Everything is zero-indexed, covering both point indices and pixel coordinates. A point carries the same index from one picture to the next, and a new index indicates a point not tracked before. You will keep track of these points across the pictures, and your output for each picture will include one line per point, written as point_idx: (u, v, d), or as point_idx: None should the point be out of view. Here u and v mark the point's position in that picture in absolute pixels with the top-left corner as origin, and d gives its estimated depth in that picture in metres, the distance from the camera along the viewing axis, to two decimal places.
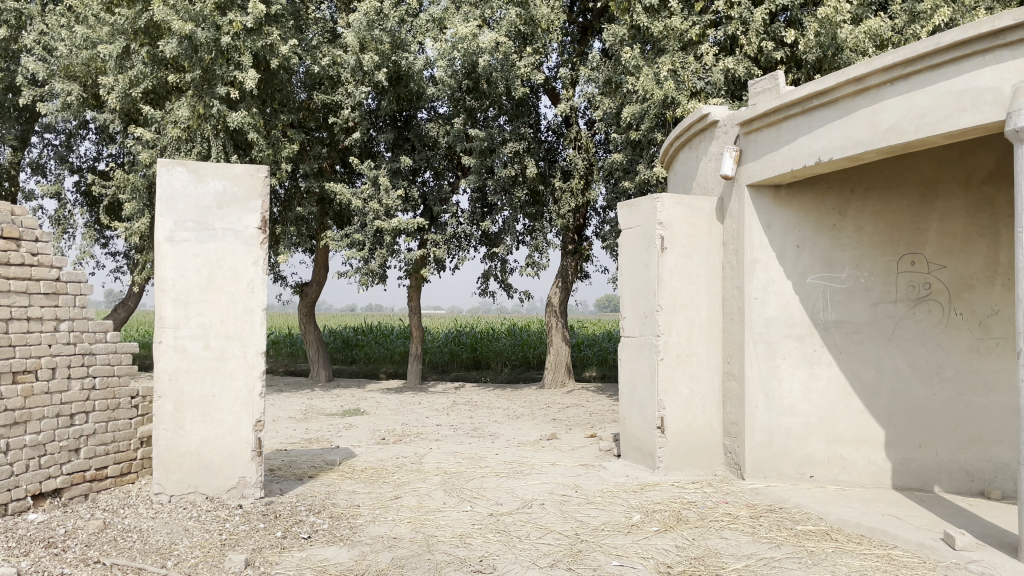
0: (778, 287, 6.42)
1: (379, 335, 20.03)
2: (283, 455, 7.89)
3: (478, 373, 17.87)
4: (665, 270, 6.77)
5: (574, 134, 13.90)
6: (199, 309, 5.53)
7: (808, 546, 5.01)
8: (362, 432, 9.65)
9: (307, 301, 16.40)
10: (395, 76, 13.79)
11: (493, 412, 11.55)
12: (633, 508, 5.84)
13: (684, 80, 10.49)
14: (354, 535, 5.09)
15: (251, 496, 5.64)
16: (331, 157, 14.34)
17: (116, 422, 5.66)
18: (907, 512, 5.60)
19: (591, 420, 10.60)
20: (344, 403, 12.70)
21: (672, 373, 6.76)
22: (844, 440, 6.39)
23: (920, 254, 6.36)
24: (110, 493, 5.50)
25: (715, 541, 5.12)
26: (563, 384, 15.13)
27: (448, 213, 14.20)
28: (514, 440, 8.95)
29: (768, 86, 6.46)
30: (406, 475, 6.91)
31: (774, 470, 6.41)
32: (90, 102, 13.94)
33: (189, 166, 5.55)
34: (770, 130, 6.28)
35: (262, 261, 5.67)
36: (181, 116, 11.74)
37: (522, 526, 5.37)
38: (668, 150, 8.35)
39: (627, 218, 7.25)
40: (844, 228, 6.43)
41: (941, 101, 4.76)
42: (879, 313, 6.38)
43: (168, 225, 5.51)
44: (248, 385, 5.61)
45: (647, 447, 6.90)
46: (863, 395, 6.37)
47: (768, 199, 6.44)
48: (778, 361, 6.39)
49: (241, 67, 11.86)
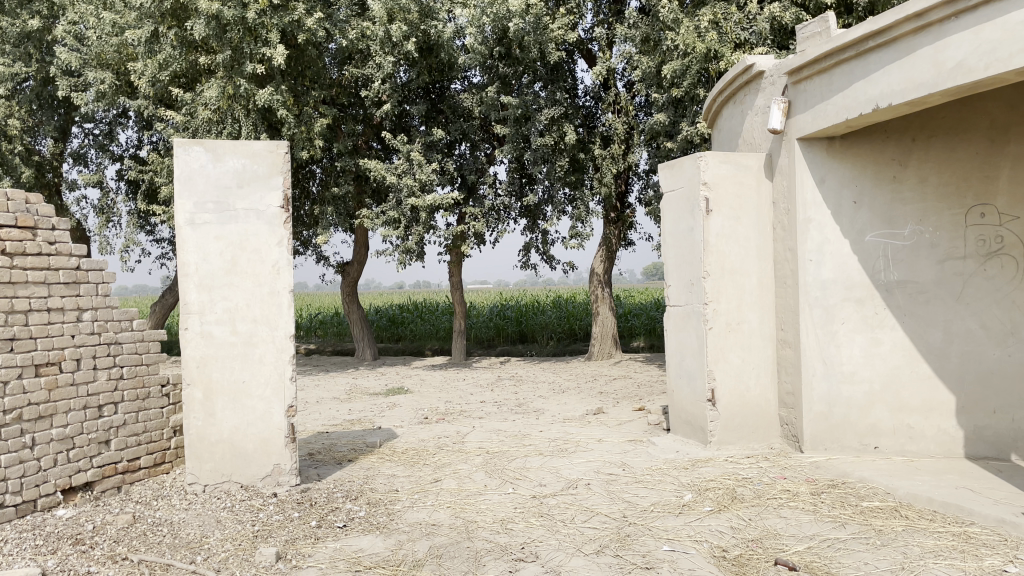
0: (834, 247, 6.00)
1: (424, 312, 19.91)
2: (324, 437, 7.74)
3: (524, 347, 17.62)
4: (711, 234, 6.38)
5: (613, 97, 13.40)
6: (223, 293, 5.34)
7: (875, 524, 4.65)
8: (404, 411, 9.49)
9: (349, 281, 16.31)
10: (426, 46, 13.40)
11: (537, 387, 11.29)
12: (685, 486, 5.53)
13: (727, 31, 9.93)
14: (391, 522, 4.88)
15: (286, 484, 5.48)
16: (365, 134, 14.18)
17: (147, 411, 5.58)
18: (983, 484, 5.18)
19: (640, 392, 10.28)
20: (388, 382, 12.57)
21: (723, 342, 6.40)
22: (911, 408, 5.96)
23: (991, 205, 5.85)
24: (144, 484, 5.43)
25: (774, 521, 4.79)
26: (611, 355, 14.79)
27: (485, 184, 13.96)
28: (559, 416, 8.69)
29: (817, 30, 5.97)
30: (447, 456, 6.68)
31: (836, 442, 6.03)
32: (125, 90, 13.90)
33: (206, 145, 5.32)
34: (821, 77, 5.83)
35: (286, 240, 5.45)
36: (211, 97, 11.62)
37: (567, 509, 5.09)
38: (710, 107, 7.89)
39: (668, 180, 6.86)
40: (905, 179, 5.96)
41: (1012, 33, 4.28)
42: (946, 271, 5.91)
43: (188, 207, 5.30)
44: (279, 369, 5.42)
45: (698, 421, 6.55)
46: (931, 359, 5.93)
47: (821, 153, 6.00)
48: (837, 326, 5.98)
49: (269, 44, 11.66)
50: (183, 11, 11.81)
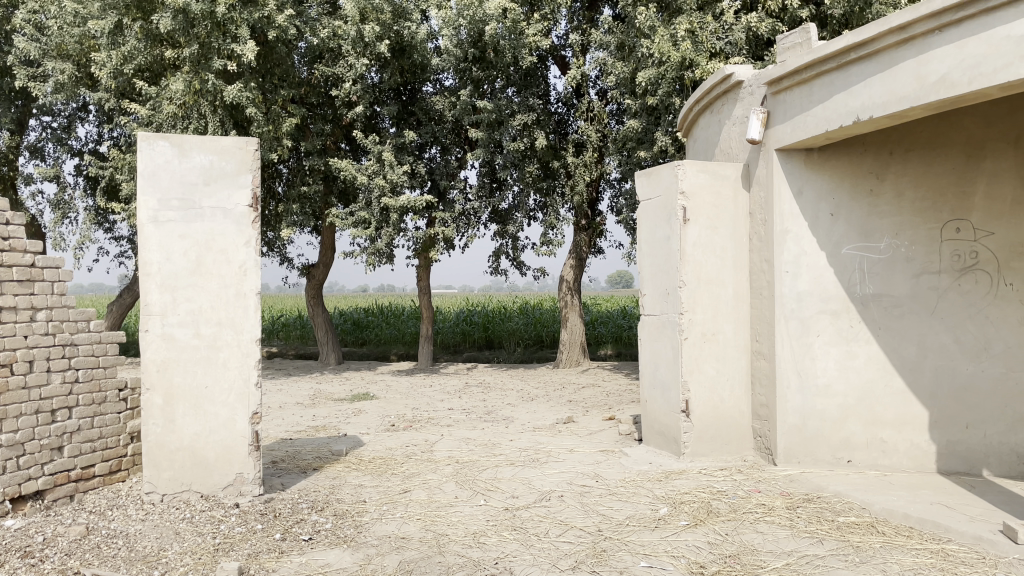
0: (811, 259, 5.96)
1: (390, 316, 19.67)
2: (287, 444, 7.52)
3: (490, 353, 17.47)
4: (687, 243, 6.31)
5: (586, 104, 13.33)
6: (187, 294, 5.13)
7: (853, 540, 4.59)
8: (370, 418, 9.29)
9: (314, 283, 16.02)
10: (398, 47, 13.22)
11: (506, 394, 11.15)
12: (659, 499, 5.43)
13: (702, 40, 9.87)
14: (359, 535, 4.71)
15: (249, 494, 5.27)
16: (334, 134, 13.93)
17: (103, 417, 5.33)
18: (958, 500, 5.16)
19: (609, 401, 10.19)
20: (353, 387, 12.32)
21: (697, 353, 6.33)
22: (884, 423, 5.95)
23: (966, 221, 5.86)
24: (99, 493, 5.18)
25: (751, 536, 4.70)
26: (578, 363, 14.71)
27: (456, 189, 13.81)
28: (529, 424, 8.56)
29: (799, 40, 5.93)
30: (416, 465, 6.52)
31: (809, 455, 5.99)
32: (86, 83, 13.50)
33: (171, 139, 5.11)
34: (802, 88, 5.79)
35: (254, 240, 5.26)
36: (176, 91, 11.31)
37: (541, 522, 4.96)
38: (687, 115, 7.84)
39: (645, 188, 6.78)
40: (882, 193, 5.95)
41: (998, 47, 4.26)
42: (921, 285, 5.91)
43: (152, 204, 5.09)
44: (243, 375, 5.22)
45: (672, 432, 6.48)
46: (905, 373, 5.92)
47: (799, 164, 5.96)
48: (812, 339, 5.94)
49: (238, 40, 11.40)
50: (149, 4, 11.50)
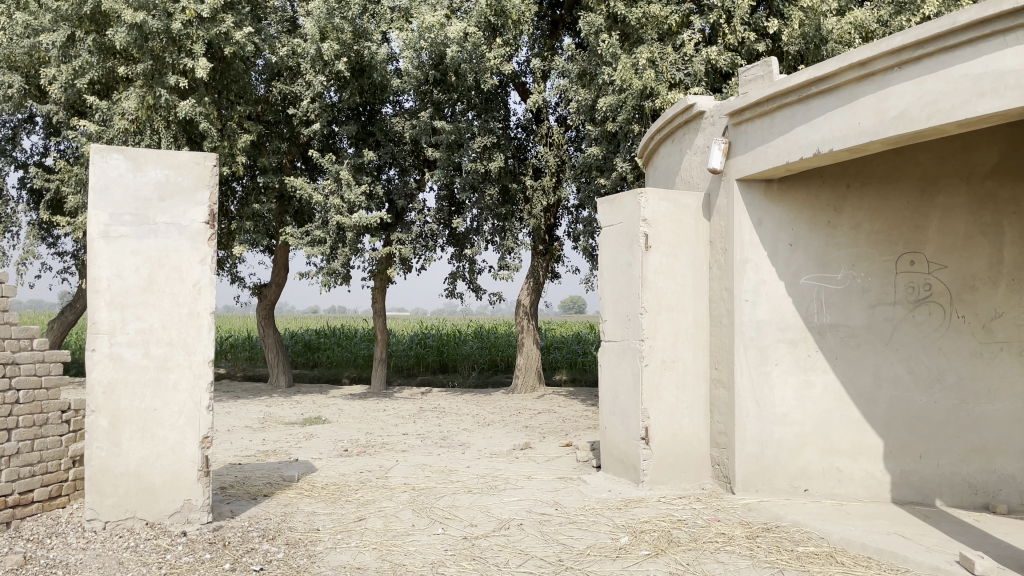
0: (769, 288, 6.01)
1: (342, 338, 19.40)
2: (237, 469, 7.29)
3: (444, 377, 17.30)
4: (648, 270, 6.33)
5: (545, 129, 13.41)
6: (137, 312, 4.95)
7: (814, 571, 4.59)
8: (322, 443, 9.08)
9: (265, 303, 15.71)
10: (358, 67, 13.13)
11: (461, 419, 11.03)
12: (619, 528, 5.38)
13: (663, 71, 10.03)
14: (313, 565, 4.55)
15: (197, 522, 5.07)
16: (290, 153, 13.76)
17: (44, 439, 5.09)
18: (913, 530, 5.20)
19: (565, 427, 10.13)
20: (304, 411, 12.06)
21: (657, 379, 6.32)
22: (839, 451, 6.00)
23: (920, 254, 6.00)
24: (37, 520, 4.92)
25: (712, 566, 4.67)
26: (534, 389, 14.64)
27: (414, 210, 13.74)
28: (485, 450, 8.46)
29: (759, 73, 6.03)
30: (370, 492, 6.36)
31: (767, 484, 5.99)
32: (34, 94, 13.10)
33: (126, 152, 4.96)
34: (762, 120, 5.87)
35: (210, 258, 5.11)
36: (128, 107, 11.03)
37: (500, 551, 4.87)
38: (647, 144, 7.94)
39: (607, 215, 6.80)
40: (839, 225, 6.04)
41: (956, 85, 4.36)
42: (876, 315, 6.01)
43: (103, 218, 4.92)
44: (194, 397, 5.04)
45: (631, 460, 6.44)
46: (861, 403, 5.99)
47: (759, 195, 6.03)
48: (770, 367, 5.98)
49: (194, 56, 11.19)
50: (103, 17, 11.25)
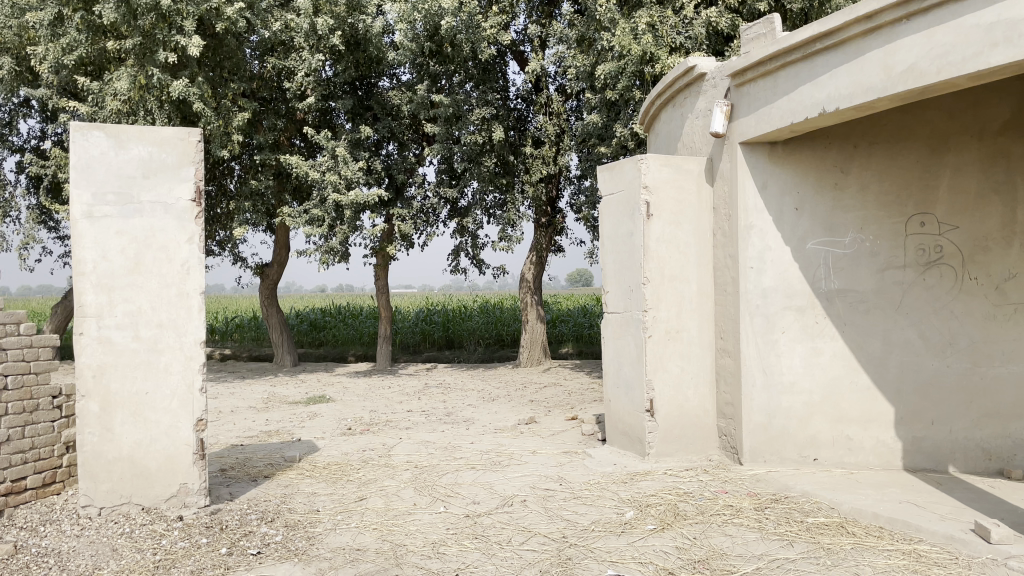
0: (775, 254, 5.84)
1: (348, 316, 19.31)
2: (238, 451, 7.21)
3: (451, 353, 17.20)
4: (651, 239, 6.17)
5: (545, 98, 13.18)
6: (125, 294, 4.82)
7: (824, 542, 4.46)
8: (326, 421, 8.99)
9: (268, 283, 15.60)
10: (352, 40, 12.89)
11: (466, 395, 10.93)
12: (625, 502, 5.27)
13: (663, 35, 9.72)
14: (311, 548, 4.45)
15: (194, 506, 4.98)
16: (287, 130, 13.57)
17: (35, 426, 4.99)
18: (926, 498, 5.07)
19: (571, 400, 10.02)
20: (309, 390, 11.98)
21: (662, 350, 6.19)
22: (849, 420, 5.86)
23: (930, 215, 5.81)
24: (31, 507, 4.84)
25: (720, 540, 4.55)
26: (540, 362, 14.54)
27: (414, 185, 13.57)
28: (490, 426, 8.36)
29: (762, 31, 5.80)
30: (372, 471, 6.27)
31: (775, 454, 5.88)
32: (26, 77, 12.91)
33: (107, 129, 4.79)
34: (765, 80, 5.67)
35: (197, 237, 4.97)
36: (120, 87, 10.84)
37: (502, 529, 4.76)
38: (648, 109, 7.71)
39: (607, 183, 6.63)
40: (846, 187, 5.86)
41: (967, 36, 4.15)
42: (886, 280, 5.84)
43: (86, 198, 4.78)
44: (186, 380, 4.93)
45: (636, 432, 6.32)
46: (871, 369, 5.85)
47: (763, 158, 5.85)
48: (777, 335, 5.83)
49: (184, 32, 10.96)
50: None
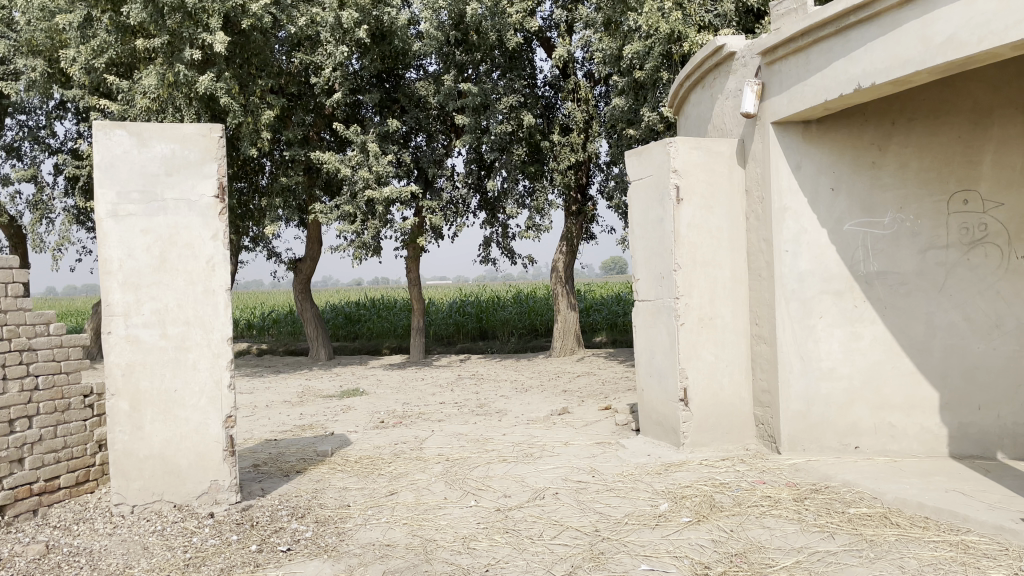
0: (812, 236, 5.67)
1: (382, 309, 19.37)
2: (272, 445, 7.23)
3: (484, 344, 17.16)
4: (682, 224, 6.02)
5: (573, 84, 13.02)
6: (151, 293, 4.82)
7: (866, 534, 4.31)
8: (359, 415, 8.99)
9: (302, 278, 15.70)
10: (378, 33, 12.87)
11: (499, 386, 10.87)
12: (659, 494, 5.16)
13: (691, 13, 9.54)
14: (341, 544, 4.41)
15: (225, 502, 4.98)
16: (316, 124, 13.63)
17: (67, 425, 5.03)
18: (974, 487, 4.88)
19: (605, 390, 9.91)
20: (343, 383, 12.01)
21: (695, 338, 6.04)
22: (892, 406, 5.67)
23: (974, 192, 5.58)
24: (64, 506, 4.88)
25: (758, 532, 4.42)
26: (573, 352, 14.43)
27: (443, 177, 13.52)
28: (523, 417, 8.28)
29: (793, 6, 5.61)
30: (403, 464, 6.23)
31: (815, 442, 5.71)
32: (59, 79, 13.08)
33: (130, 128, 4.78)
34: (797, 57, 5.49)
35: (221, 233, 4.96)
36: (149, 85, 10.91)
37: (533, 523, 4.68)
38: (677, 92, 7.54)
39: (636, 168, 6.48)
40: (885, 165, 5.66)
41: (1008, 4, 3.94)
42: (928, 260, 5.63)
43: (110, 196, 4.75)
44: (215, 376, 4.93)
45: (670, 422, 6.19)
46: (913, 353, 5.65)
47: (797, 138, 5.66)
48: (815, 321, 5.66)
49: (211, 30, 11.01)
50: None
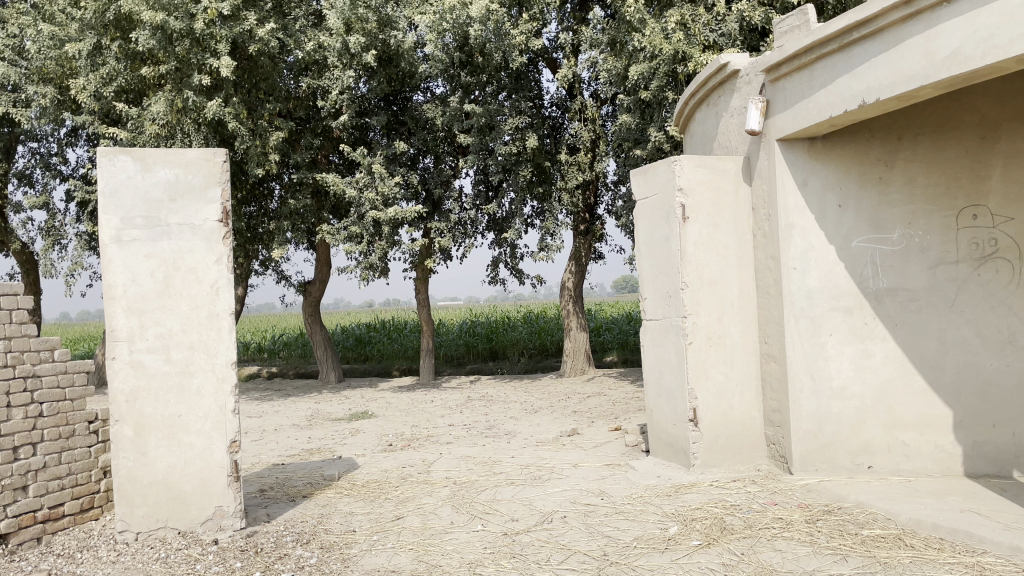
0: (819, 253, 5.62)
1: (391, 331, 19.35)
2: (279, 470, 7.18)
3: (494, 364, 17.09)
4: (688, 242, 5.97)
5: (580, 104, 13.03)
6: (155, 317, 4.81)
7: (880, 556, 4.23)
8: (367, 438, 8.94)
9: (311, 300, 15.70)
10: (384, 56, 12.94)
11: (509, 407, 10.80)
12: (668, 517, 5.08)
13: (695, 33, 9.61)
14: (346, 570, 4.36)
15: (230, 529, 4.94)
16: (325, 147, 13.76)
17: (72, 452, 5.01)
18: (989, 506, 4.78)
19: (615, 410, 9.82)
20: (352, 406, 11.96)
21: (703, 357, 5.98)
22: (905, 425, 5.58)
23: (983, 207, 5.52)
24: (68, 534, 4.86)
25: (769, 555, 4.34)
26: (584, 372, 14.34)
27: (451, 198, 13.53)
28: (531, 439, 8.21)
29: (796, 23, 5.59)
30: (410, 488, 6.17)
31: (827, 462, 5.63)
32: (70, 106, 13.21)
33: (134, 154, 4.79)
34: (801, 73, 5.47)
35: (225, 258, 4.95)
36: (157, 111, 10.99)
37: (541, 548, 4.62)
38: (682, 111, 7.53)
39: (641, 187, 6.45)
40: (892, 181, 5.61)
41: (1012, 17, 3.91)
42: (938, 276, 5.56)
43: (114, 222, 4.77)
44: (218, 402, 4.90)
45: (680, 443, 6.12)
46: (925, 371, 5.57)
47: (803, 154, 5.62)
48: (824, 338, 5.60)
49: (218, 55, 11.12)
50: (128, 22, 11.30)
